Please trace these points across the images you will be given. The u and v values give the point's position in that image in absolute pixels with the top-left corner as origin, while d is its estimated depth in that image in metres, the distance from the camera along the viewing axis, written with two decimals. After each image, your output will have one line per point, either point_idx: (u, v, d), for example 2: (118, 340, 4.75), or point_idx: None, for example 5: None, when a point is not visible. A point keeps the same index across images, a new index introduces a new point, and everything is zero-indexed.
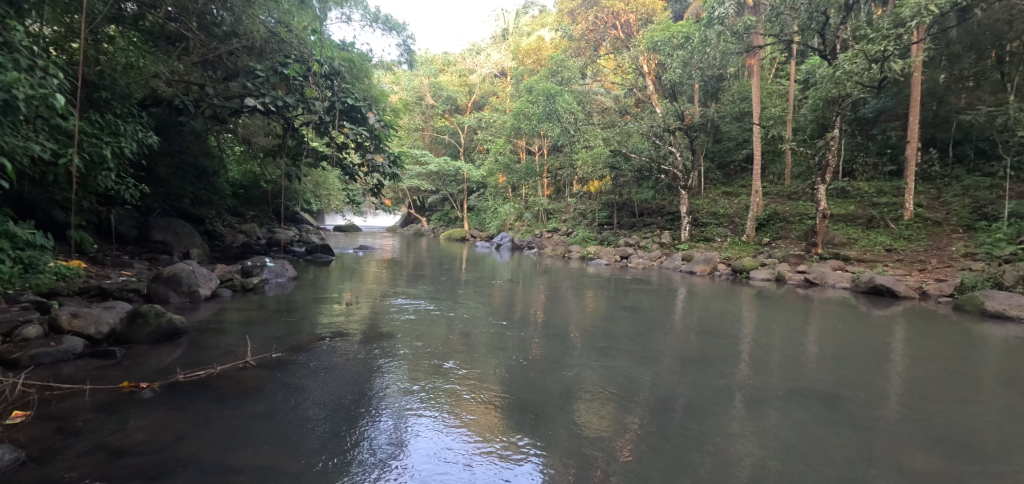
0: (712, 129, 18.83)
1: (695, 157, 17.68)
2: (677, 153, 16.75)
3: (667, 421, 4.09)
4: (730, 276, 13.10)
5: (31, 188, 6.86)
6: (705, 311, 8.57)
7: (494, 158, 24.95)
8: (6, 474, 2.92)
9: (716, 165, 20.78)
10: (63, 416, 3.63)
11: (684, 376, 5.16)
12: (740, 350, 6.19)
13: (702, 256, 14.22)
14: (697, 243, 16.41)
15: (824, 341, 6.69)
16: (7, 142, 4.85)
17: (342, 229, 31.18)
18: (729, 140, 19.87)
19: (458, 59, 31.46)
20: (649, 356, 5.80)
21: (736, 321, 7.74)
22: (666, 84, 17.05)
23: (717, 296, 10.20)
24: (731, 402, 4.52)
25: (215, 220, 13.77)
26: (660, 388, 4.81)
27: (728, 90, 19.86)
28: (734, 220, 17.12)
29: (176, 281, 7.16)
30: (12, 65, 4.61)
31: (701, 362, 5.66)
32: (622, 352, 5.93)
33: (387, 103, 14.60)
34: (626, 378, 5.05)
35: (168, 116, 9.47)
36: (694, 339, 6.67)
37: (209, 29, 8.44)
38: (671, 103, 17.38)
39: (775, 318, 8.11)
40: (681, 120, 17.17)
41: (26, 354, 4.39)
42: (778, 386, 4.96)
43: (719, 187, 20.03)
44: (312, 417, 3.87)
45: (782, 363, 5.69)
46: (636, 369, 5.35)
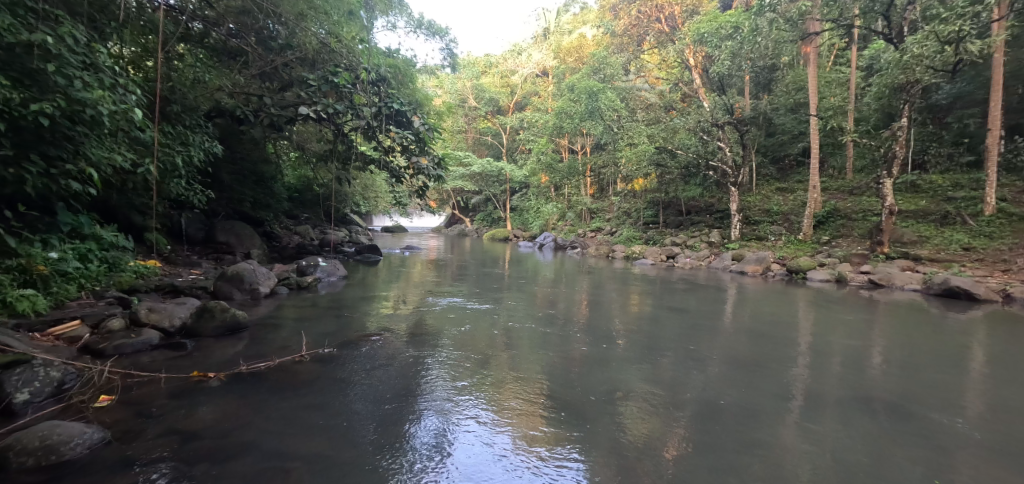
0: (764, 123, 18.09)
1: (745, 152, 17.11)
2: (726, 148, 16.24)
3: (716, 426, 4.03)
4: (785, 277, 12.58)
5: (115, 195, 7.52)
6: (759, 313, 8.28)
7: (537, 157, 25.00)
8: (94, 452, 3.25)
9: (769, 160, 19.99)
10: (143, 401, 3.98)
11: (732, 381, 5.06)
12: (795, 355, 5.98)
13: (754, 255, 13.75)
14: (748, 242, 15.87)
15: (888, 347, 6.35)
16: (93, 154, 5.41)
17: (389, 231, 32.14)
18: (782, 133, 18.95)
19: (500, 61, 31.64)
20: (697, 359, 5.72)
21: (790, 324, 7.47)
22: (714, 77, 16.55)
23: (771, 298, 9.83)
24: (783, 409, 4.39)
25: (273, 223, 14.58)
26: (709, 392, 4.76)
27: (780, 80, 19.11)
28: (790, 217, 16.44)
29: (238, 279, 7.63)
30: (97, 84, 5.12)
31: (750, 366, 5.53)
32: (670, 355, 5.86)
33: (431, 106, 14.96)
34: (673, 381, 5.00)
35: (230, 125, 10.10)
36: (746, 342, 6.48)
37: (266, 42, 8.98)
38: (719, 96, 16.87)
39: (835, 321, 7.75)
40: (730, 113, 16.66)
41: (112, 344, 4.83)
42: (834, 393, 4.77)
43: (772, 183, 19.28)
44: (360, 410, 4.08)
45: (840, 369, 5.45)
46: (683, 372, 5.29)
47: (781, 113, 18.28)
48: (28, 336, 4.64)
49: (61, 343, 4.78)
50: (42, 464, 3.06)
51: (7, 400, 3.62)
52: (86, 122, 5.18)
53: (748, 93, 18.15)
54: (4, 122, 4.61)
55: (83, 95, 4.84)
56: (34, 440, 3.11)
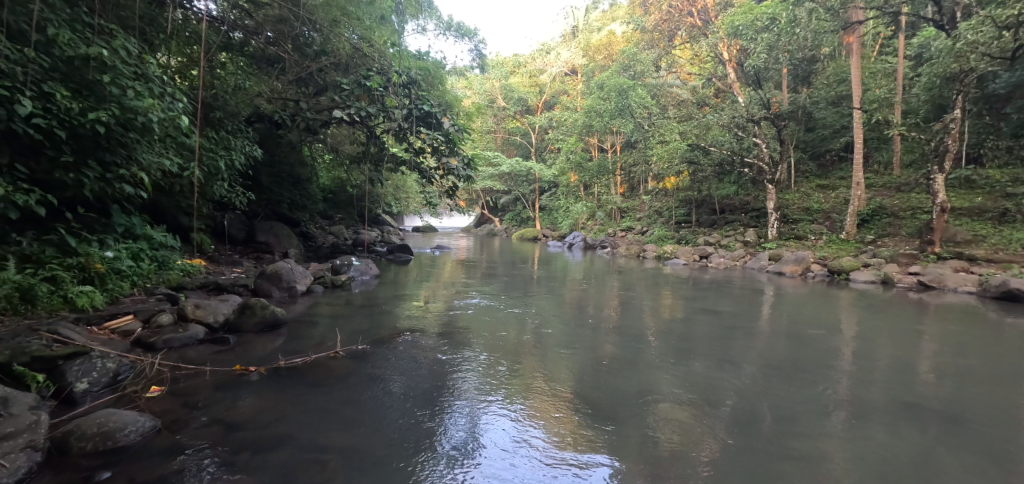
0: (804, 118, 17.49)
1: (783, 148, 16.58)
2: (762, 144, 15.79)
3: (753, 432, 3.97)
4: (827, 277, 12.17)
5: (163, 198, 7.94)
6: (798, 316, 8.05)
7: (566, 156, 24.90)
8: (145, 440, 3.45)
9: (809, 155, 19.32)
10: (190, 393, 4.20)
11: (769, 385, 4.97)
12: (837, 360, 5.79)
13: (792, 255, 13.35)
14: (786, 242, 15.41)
15: (940, 354, 6.06)
16: (145, 159, 5.75)
17: (420, 231, 32.62)
18: (823, 127, 18.26)
19: (528, 60, 31.69)
20: (734, 363, 5.62)
21: (831, 328, 7.24)
22: (748, 70, 16.13)
23: (812, 300, 9.52)
24: (822, 416, 4.29)
25: (309, 223, 15.04)
26: (746, 398, 4.66)
27: (821, 72, 17.96)
28: (831, 216, 15.89)
29: (277, 277, 7.92)
30: (147, 93, 5.44)
31: (788, 370, 5.40)
32: (704, 358, 5.78)
33: (461, 107, 15.14)
34: (707, 384, 4.95)
35: (269, 129, 10.49)
36: (784, 346, 6.31)
37: (302, 49, 9.31)
38: (755, 91, 16.43)
39: (880, 325, 7.47)
40: (767, 108, 16.15)
41: (161, 338, 5.09)
42: (877, 401, 4.61)
43: (813, 180, 18.64)
44: (393, 406, 4.18)
45: (885, 376, 5.25)
46: (717, 375, 5.21)
47: (822, 106, 17.58)
48: (86, 329, 4.94)
49: (116, 336, 5.07)
50: (100, 449, 3.28)
51: (68, 389, 3.87)
52: (139, 129, 5.52)
53: (786, 86, 17.57)
54: (66, 130, 4.96)
55: (135, 103, 5.16)
56: (93, 426, 3.33)
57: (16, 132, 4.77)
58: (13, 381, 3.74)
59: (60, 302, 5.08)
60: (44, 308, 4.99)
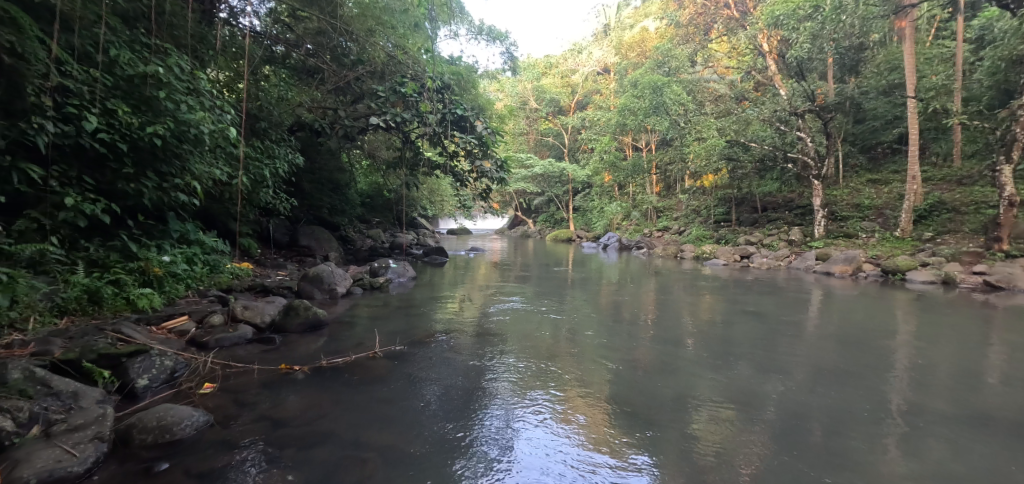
0: (852, 109, 16.68)
1: (830, 141, 15.90)
2: (807, 138, 14.94)
3: (802, 440, 3.86)
4: (880, 278, 11.62)
5: (214, 204, 8.37)
6: (848, 318, 7.72)
7: (600, 156, 24.64)
8: (199, 434, 3.66)
9: (858, 149, 18.48)
10: (239, 390, 4.42)
11: (819, 391, 4.81)
12: (893, 365, 5.53)
13: (842, 255, 12.83)
14: (835, 240, 14.77)
15: (1009, 361, 5.69)
16: (197, 168, 6.09)
17: (455, 233, 33.07)
18: (874, 118, 17.16)
19: (560, 61, 31.62)
20: (777, 367, 5.47)
21: (886, 332, 6.91)
22: (790, 62, 15.56)
23: (863, 301, 9.10)
24: (877, 425, 4.12)
25: (348, 227, 15.50)
26: (793, 403, 4.52)
27: (870, 60, 16.94)
28: (884, 212, 15.17)
29: (319, 280, 8.22)
30: (198, 106, 5.78)
31: (838, 375, 5.21)
32: (745, 361, 5.65)
33: (493, 110, 15.27)
34: (750, 389, 4.83)
35: (310, 137, 10.90)
36: (831, 350, 6.08)
37: (340, 59, 9.69)
38: (798, 83, 15.82)
39: (941, 329, 7.08)
40: (812, 100, 15.37)
41: (213, 338, 5.38)
42: (937, 410, 4.39)
43: (863, 174, 17.80)
44: (430, 407, 4.28)
45: (945, 384, 4.98)
46: (760, 380, 5.07)
47: (872, 97, 16.57)
48: (146, 329, 5.27)
49: (172, 336, 5.38)
50: (159, 441, 3.48)
51: (130, 384, 4.14)
52: (192, 141, 5.86)
53: (831, 77, 16.84)
54: (127, 143, 5.32)
55: (188, 116, 5.50)
56: (153, 420, 3.55)
57: (84, 146, 5.14)
58: (82, 377, 4.04)
59: (123, 303, 5.42)
60: (109, 309, 5.31)
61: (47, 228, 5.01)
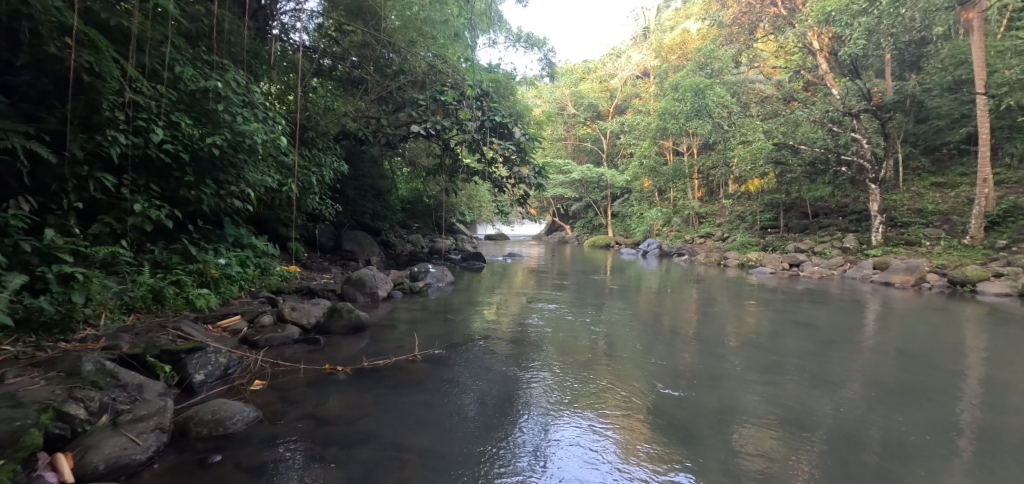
0: (912, 108, 15.66)
1: (888, 143, 15.09)
2: (863, 140, 14.44)
3: (857, 460, 3.69)
4: (947, 289, 10.93)
5: (267, 211, 8.81)
6: (909, 332, 7.30)
7: (639, 161, 24.27)
8: (250, 428, 3.86)
9: (921, 150, 17.21)
10: (286, 388, 4.62)
11: (876, 409, 4.58)
12: (959, 384, 5.20)
13: (902, 264, 12.16)
14: (895, 248, 14.09)
15: None
16: (250, 176, 6.44)
17: (492, 239, 33.36)
18: (937, 117, 15.97)
19: (598, 66, 31.47)
20: (829, 382, 5.23)
21: (952, 348, 6.49)
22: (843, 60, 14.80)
23: (926, 314, 8.57)
24: (942, 447, 3.88)
25: (389, 232, 15.91)
26: (847, 421, 4.32)
27: (934, 56, 15.41)
28: (951, 218, 14.28)
29: (361, 283, 8.49)
30: (252, 118, 6.15)
31: (898, 393, 4.94)
32: (794, 375, 5.43)
33: (531, 116, 15.36)
34: (799, 404, 4.66)
35: (354, 146, 11.28)
36: (889, 366, 5.76)
37: (383, 70, 10.06)
38: (852, 81, 15.06)
39: (1015, 345, 6.59)
40: (867, 99, 14.72)
41: (263, 337, 5.64)
42: (1011, 434, 4.10)
43: (925, 177, 16.67)
44: (466, 411, 4.35)
45: (1019, 406, 4.64)
46: (810, 396, 4.87)
47: (935, 94, 15.13)
48: (203, 327, 5.59)
49: (226, 334, 5.68)
50: (214, 434, 3.69)
51: (188, 379, 4.40)
52: (246, 150, 6.23)
53: (889, 74, 15.73)
54: (188, 153, 5.68)
55: (243, 127, 5.86)
56: (207, 413, 3.76)
57: (150, 157, 5.53)
58: (146, 371, 4.32)
59: (183, 303, 5.78)
60: (171, 307, 5.67)
61: (118, 232, 5.40)
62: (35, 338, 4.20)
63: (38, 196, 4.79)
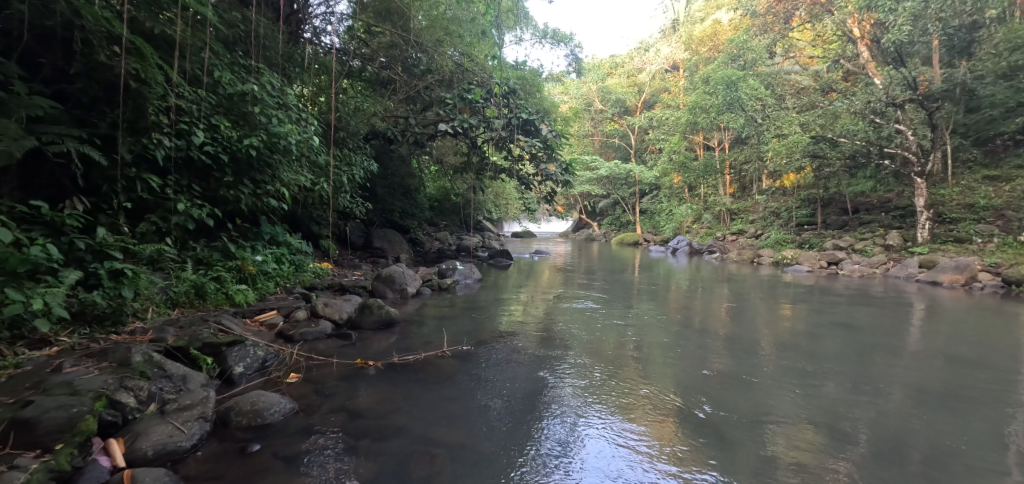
0: (963, 97, 14.30)
1: (936, 134, 14.36)
2: (908, 131, 13.77)
3: (899, 469, 3.57)
4: (1001, 289, 10.39)
5: (301, 209, 9.07)
6: (958, 335, 6.97)
7: (668, 157, 23.88)
8: (286, 419, 4.00)
9: (971, 141, 15.43)
10: (321, 381, 4.77)
11: (919, 415, 4.40)
12: (1012, 391, 4.95)
13: (951, 263, 11.64)
14: (943, 246, 13.52)
15: None
16: (285, 176, 6.66)
17: (520, 237, 33.46)
18: (991, 105, 14.38)
19: (625, 60, 31.13)
20: (869, 386, 5.06)
21: (1006, 352, 6.17)
22: (887, 47, 14.12)
23: (976, 316, 8.16)
24: (990, 458, 3.72)
25: (418, 230, 16.13)
26: (887, 427, 4.19)
27: (988, 40, 14.18)
28: (1005, 214, 13.55)
29: (391, 280, 8.65)
30: (286, 119, 6.44)
31: (944, 399, 4.74)
32: (832, 378, 5.27)
33: (558, 112, 15.29)
34: (837, 409, 4.53)
35: (383, 145, 11.49)
36: (936, 370, 5.52)
37: (410, 69, 10.22)
38: (897, 70, 14.24)
39: None
40: (913, 89, 13.92)
41: (298, 332, 5.83)
42: None
43: (979, 170, 15.17)
44: (493, 407, 4.39)
45: None
46: (849, 400, 4.72)
47: (988, 81, 13.95)
48: (242, 321, 5.79)
49: (263, 328, 5.88)
50: (253, 424, 3.84)
51: (229, 371, 4.59)
52: (280, 150, 6.47)
53: (937, 62, 14.84)
54: (226, 154, 5.93)
55: (278, 129, 6.13)
56: (247, 404, 3.92)
57: (192, 158, 5.77)
58: (189, 362, 4.52)
59: (223, 298, 6.01)
60: (212, 302, 5.88)
61: (163, 230, 5.66)
62: (89, 330, 4.43)
63: (90, 196, 5.08)
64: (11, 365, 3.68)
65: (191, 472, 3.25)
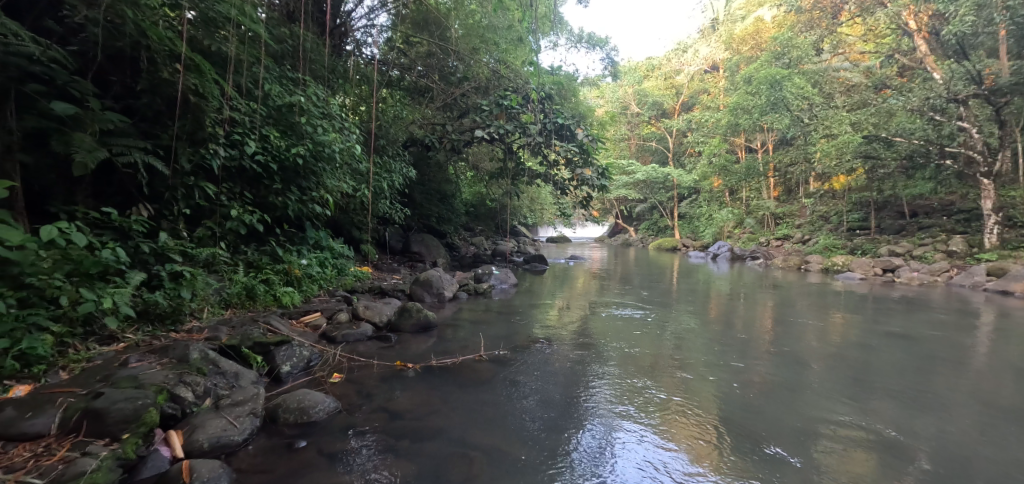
0: None
1: (1005, 131, 13.39)
2: (973, 128, 13.00)
3: None
4: None
5: (343, 215, 9.39)
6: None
7: (708, 160, 23.33)
8: (330, 417, 4.14)
9: None
10: (362, 381, 4.93)
11: (984, 435, 4.16)
12: None
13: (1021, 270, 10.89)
14: (1013, 252, 12.66)
15: None
16: (329, 182, 6.95)
17: (555, 242, 33.42)
18: None
19: (663, 62, 30.62)
20: (929, 402, 4.80)
21: None
22: (947, 39, 13.25)
23: None
24: None
25: (454, 235, 16.36)
26: (948, 447, 3.98)
27: None
28: None
29: (429, 284, 8.82)
30: (330, 128, 6.76)
31: (1012, 418, 4.46)
32: (886, 393, 5.03)
33: (594, 117, 15.21)
34: (891, 425, 4.33)
35: (422, 152, 11.74)
36: (1004, 386, 5.18)
37: (447, 77, 10.43)
38: (958, 63, 13.29)
39: None
40: (977, 83, 13.06)
41: (340, 333, 6.04)
42: None
43: None
44: (530, 412, 4.42)
45: None
46: (906, 416, 4.50)
47: None
48: (289, 322, 6.04)
49: (308, 329, 6.11)
50: (299, 421, 4.00)
51: (277, 369, 4.80)
52: (325, 158, 6.77)
53: (1004, 54, 12.97)
54: (276, 163, 6.25)
55: (323, 138, 6.46)
56: (293, 402, 4.09)
57: (244, 167, 6.10)
58: (241, 360, 4.76)
59: (272, 300, 6.29)
60: (261, 304, 6.16)
61: (217, 235, 5.99)
62: (151, 327, 4.73)
63: (154, 203, 5.44)
64: (83, 359, 3.97)
65: (242, 465, 3.42)
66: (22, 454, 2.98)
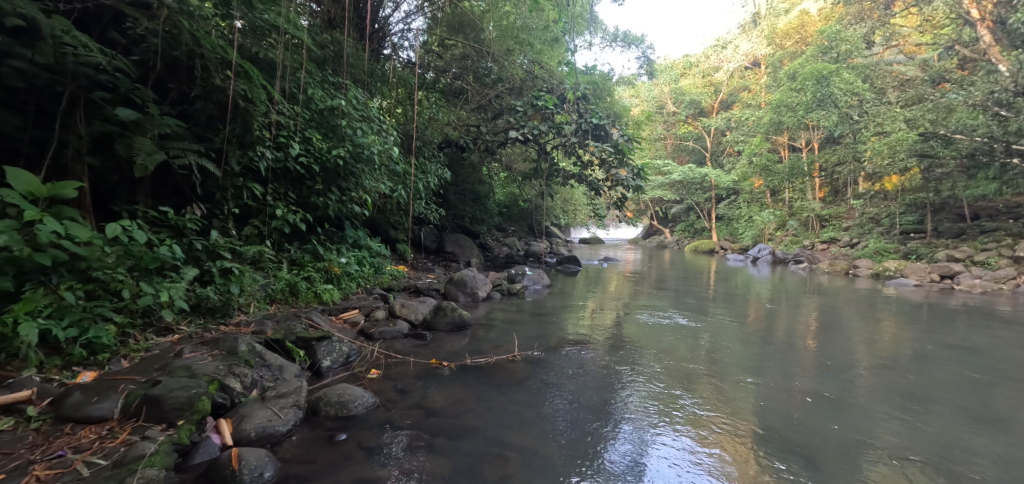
0: None
1: None
2: None
3: None
4: None
5: (380, 215, 9.62)
6: None
7: (748, 159, 22.64)
8: (368, 412, 4.26)
9: None
10: (398, 378, 5.05)
11: None
12: None
13: None
14: None
15: None
16: (368, 183, 7.15)
17: (589, 243, 33.11)
18: None
19: (700, 59, 29.91)
20: (987, 419, 4.55)
21: None
22: (1014, 28, 12.43)
23: None
24: None
25: (487, 235, 16.47)
26: (1007, 468, 3.77)
27: None
28: None
29: (463, 284, 8.93)
30: (368, 130, 6.96)
31: None
32: (939, 407, 4.79)
33: (630, 116, 15.02)
34: (945, 442, 4.14)
35: (456, 153, 11.89)
36: None
37: (482, 79, 10.55)
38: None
39: None
40: None
41: (378, 330, 6.20)
42: None
43: None
44: (564, 415, 4.43)
45: None
46: (961, 434, 4.28)
47: None
48: (328, 318, 6.25)
49: (347, 325, 6.31)
50: (340, 414, 4.14)
51: (318, 364, 4.97)
52: (363, 159, 6.97)
53: None
54: (318, 164, 6.47)
55: (363, 140, 6.67)
56: (334, 395, 4.23)
57: (287, 168, 6.34)
58: (285, 354, 4.94)
59: (313, 297, 6.51)
60: (303, 300, 6.39)
61: (263, 233, 6.25)
62: (203, 320, 4.99)
63: (206, 203, 5.73)
64: (143, 348, 4.22)
65: (287, 455, 3.56)
66: (89, 436, 3.20)
